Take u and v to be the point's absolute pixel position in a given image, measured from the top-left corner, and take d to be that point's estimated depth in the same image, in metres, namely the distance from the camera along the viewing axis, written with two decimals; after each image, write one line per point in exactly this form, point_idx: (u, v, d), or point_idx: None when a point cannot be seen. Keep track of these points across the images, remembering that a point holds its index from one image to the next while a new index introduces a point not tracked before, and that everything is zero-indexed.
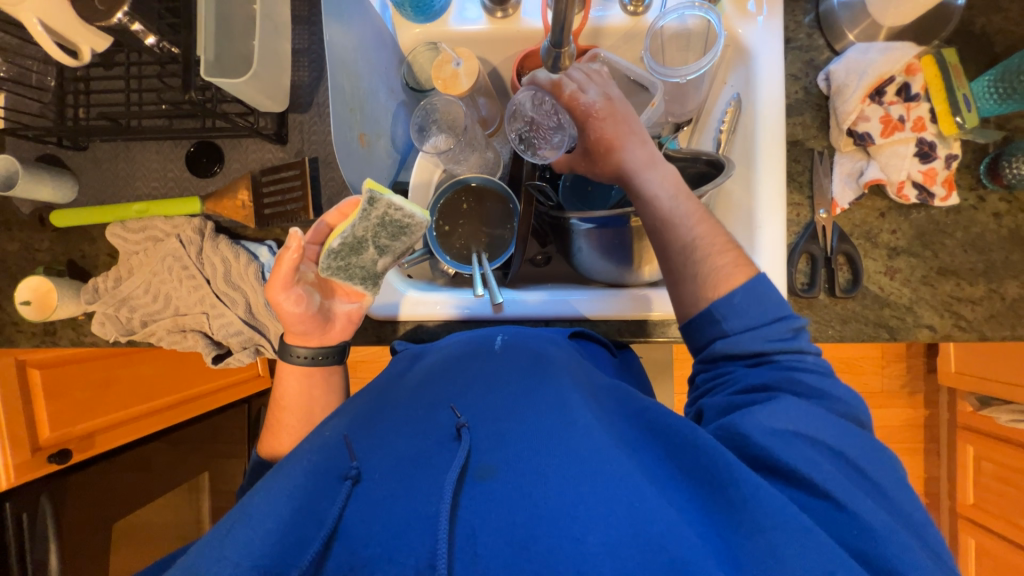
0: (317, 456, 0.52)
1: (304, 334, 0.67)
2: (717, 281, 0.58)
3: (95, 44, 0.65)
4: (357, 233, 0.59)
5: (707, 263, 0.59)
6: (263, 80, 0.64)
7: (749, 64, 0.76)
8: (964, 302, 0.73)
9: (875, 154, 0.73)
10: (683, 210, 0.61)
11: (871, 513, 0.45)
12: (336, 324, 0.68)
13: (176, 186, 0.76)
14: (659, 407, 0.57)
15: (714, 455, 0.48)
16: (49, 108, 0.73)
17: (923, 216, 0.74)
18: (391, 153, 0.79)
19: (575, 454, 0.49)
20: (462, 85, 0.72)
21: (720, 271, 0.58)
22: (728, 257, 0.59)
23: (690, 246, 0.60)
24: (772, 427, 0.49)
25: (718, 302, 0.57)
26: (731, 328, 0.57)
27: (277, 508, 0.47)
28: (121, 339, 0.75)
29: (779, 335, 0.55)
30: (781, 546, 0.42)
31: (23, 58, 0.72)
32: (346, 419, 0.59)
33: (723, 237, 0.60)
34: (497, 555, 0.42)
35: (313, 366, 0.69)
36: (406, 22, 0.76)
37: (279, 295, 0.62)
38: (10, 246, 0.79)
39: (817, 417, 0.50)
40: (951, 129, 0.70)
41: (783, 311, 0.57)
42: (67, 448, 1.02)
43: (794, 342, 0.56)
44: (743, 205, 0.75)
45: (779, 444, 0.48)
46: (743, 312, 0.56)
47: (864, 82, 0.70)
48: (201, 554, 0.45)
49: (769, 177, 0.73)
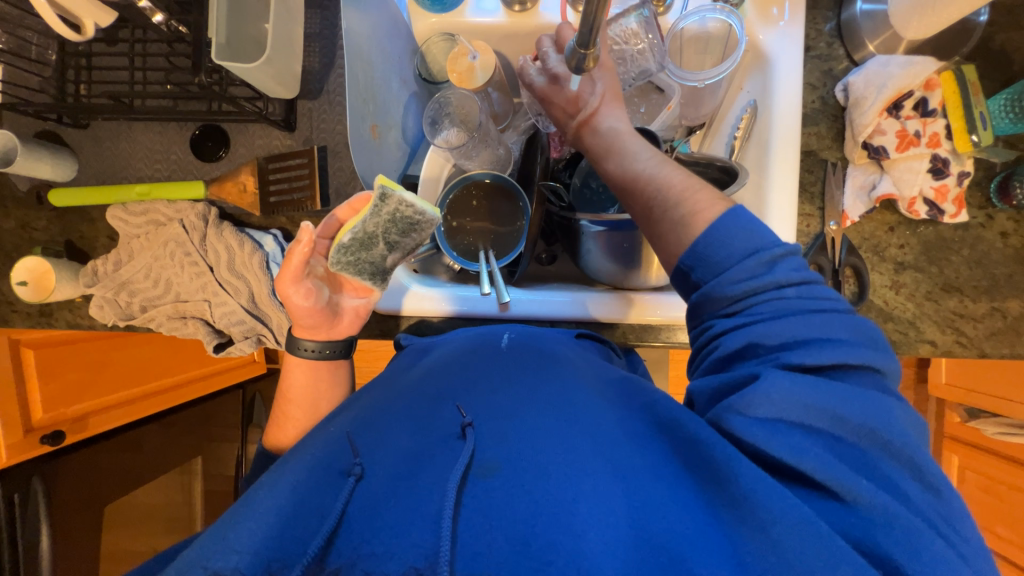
0: (321, 451, 0.52)
1: (312, 328, 0.67)
2: (682, 231, 0.56)
3: (99, 19, 0.63)
4: (367, 229, 0.58)
5: (666, 219, 0.58)
6: (276, 65, 0.62)
7: (767, 71, 0.75)
8: (967, 319, 0.74)
9: (888, 168, 0.72)
10: (635, 170, 0.62)
11: (873, 503, 0.42)
12: (343, 319, 0.68)
13: (179, 170, 0.74)
14: (666, 399, 0.56)
15: (714, 451, 0.47)
16: (49, 83, 0.71)
17: (931, 231, 0.74)
18: (401, 145, 0.78)
19: (573, 445, 0.49)
20: (477, 80, 0.71)
21: (679, 223, 0.57)
22: (685, 208, 0.57)
23: (652, 204, 0.60)
24: (762, 412, 0.46)
25: (684, 254, 0.56)
26: (702, 278, 0.54)
27: (279, 501, 0.46)
28: (120, 323, 0.74)
29: (748, 272, 0.52)
30: (782, 542, 0.41)
31: (22, 30, 0.70)
32: (353, 413, 0.59)
33: (687, 183, 0.59)
34: (500, 552, 0.42)
35: (318, 360, 0.68)
36: (422, 10, 0.74)
37: (290, 290, 0.62)
38: (5, 224, 0.77)
39: (807, 385, 0.46)
40: (966, 147, 0.70)
41: (756, 242, 0.53)
42: (60, 429, 1.01)
43: (768, 276, 0.51)
44: (755, 199, 0.75)
45: (771, 429, 0.46)
46: (709, 258, 0.54)
47: (883, 95, 0.69)
48: (204, 548, 0.44)
49: (783, 171, 0.72)
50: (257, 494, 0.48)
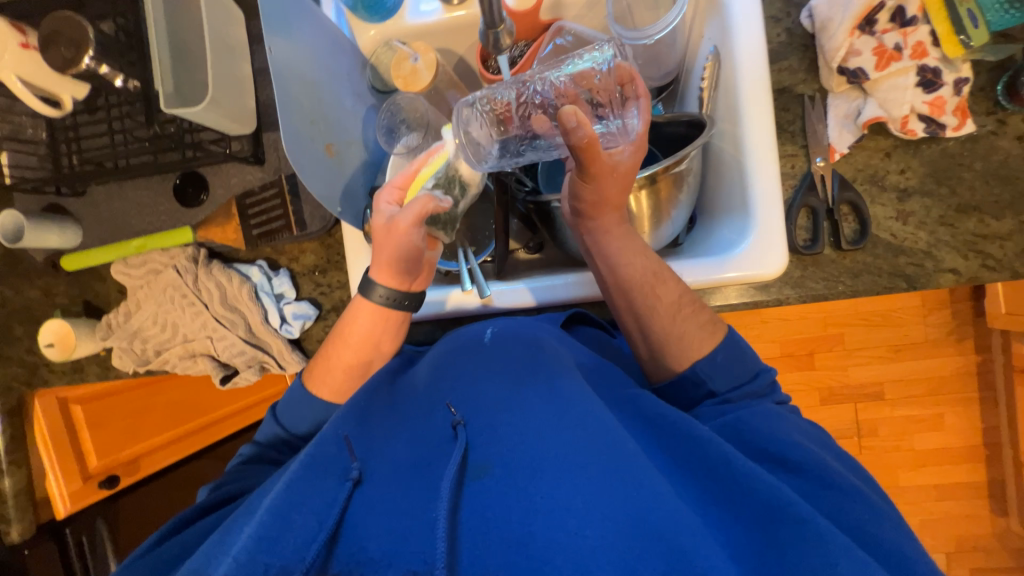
0: (317, 448, 0.51)
1: (401, 272, 0.63)
2: (687, 354, 0.61)
3: (75, 92, 0.70)
4: (448, 172, 0.66)
5: (672, 337, 0.62)
6: (222, 104, 0.66)
7: (722, 12, 0.71)
8: (991, 239, 0.66)
9: (871, 90, 0.67)
10: (637, 280, 0.63)
11: (864, 514, 0.48)
12: (422, 271, 0.66)
13: (155, 222, 0.75)
14: (649, 395, 0.58)
15: (715, 448, 0.50)
16: (46, 160, 0.76)
17: (935, 150, 0.68)
18: (368, 160, 0.77)
19: (566, 441, 0.48)
20: (423, 79, 0.73)
21: (682, 340, 0.62)
22: (706, 317, 0.63)
23: (654, 329, 0.63)
24: (762, 431, 0.54)
25: (702, 364, 0.61)
26: (717, 388, 0.61)
27: (271, 504, 0.46)
28: (140, 368, 0.79)
29: (760, 390, 0.61)
30: (786, 539, 0.43)
31: (14, 116, 0.75)
32: (344, 411, 0.57)
33: (695, 301, 0.64)
34: (497, 555, 0.43)
35: (392, 308, 0.65)
36: (361, 22, 0.76)
37: (406, 230, 0.59)
38: (32, 293, 0.84)
39: (796, 426, 0.57)
40: (956, 51, 0.64)
41: (757, 365, 0.62)
42: (115, 473, 1.12)
43: (771, 395, 0.62)
44: (734, 165, 0.71)
45: (771, 438, 0.53)
46: (731, 377, 0.61)
47: (850, 12, 0.64)
48: (206, 554, 0.45)
49: (758, 129, 0.68)
50: (252, 509, 0.49)
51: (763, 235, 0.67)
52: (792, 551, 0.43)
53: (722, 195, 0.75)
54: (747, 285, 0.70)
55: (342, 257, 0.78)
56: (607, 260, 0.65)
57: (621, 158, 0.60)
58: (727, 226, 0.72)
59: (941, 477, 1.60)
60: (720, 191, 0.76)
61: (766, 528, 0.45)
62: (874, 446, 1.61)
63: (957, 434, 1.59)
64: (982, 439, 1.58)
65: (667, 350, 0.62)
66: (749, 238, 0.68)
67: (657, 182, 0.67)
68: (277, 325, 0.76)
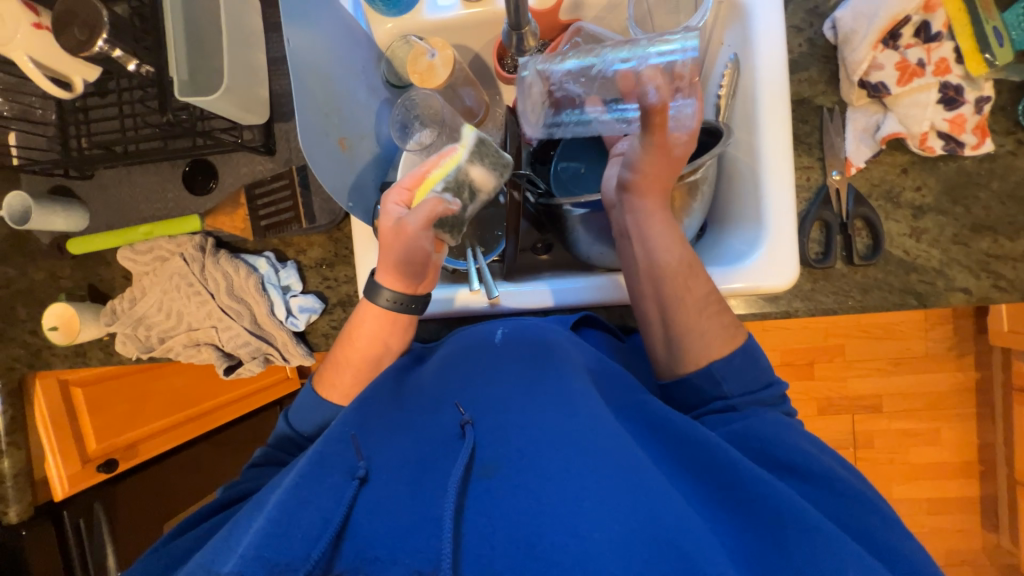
0: (326, 446, 0.52)
1: (405, 276, 0.63)
2: (699, 357, 0.60)
3: (86, 75, 0.69)
4: (458, 176, 0.62)
5: (691, 339, 0.60)
6: (236, 93, 0.65)
7: (745, 20, 0.70)
8: (1004, 260, 0.66)
9: (892, 105, 0.66)
10: (674, 262, 0.62)
11: (868, 529, 0.48)
12: (428, 275, 0.65)
13: (162, 209, 0.74)
14: (656, 401, 0.57)
15: (723, 456, 0.50)
16: (54, 141, 0.75)
17: (952, 168, 0.67)
18: (379, 155, 0.76)
19: (574, 445, 0.48)
20: (439, 76, 0.72)
21: (697, 343, 0.60)
22: (727, 318, 0.61)
23: (675, 327, 0.61)
24: (768, 440, 0.54)
25: (719, 363, 0.58)
26: (729, 390, 0.59)
27: (277, 502, 0.46)
28: (143, 355, 0.79)
29: (772, 399, 0.60)
30: (796, 550, 0.43)
31: (24, 96, 0.75)
32: (352, 410, 0.57)
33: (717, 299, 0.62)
34: (503, 556, 0.42)
35: (397, 311, 0.64)
36: (378, 16, 0.75)
37: (413, 233, 0.58)
38: (37, 275, 0.84)
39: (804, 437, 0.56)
40: (979, 68, 0.63)
41: (770, 375, 0.61)
42: (113, 457, 1.11)
43: (780, 407, 0.61)
44: (748, 175, 0.70)
45: (779, 448, 0.53)
46: (741, 382, 0.59)
47: (875, 26, 0.64)
48: (215, 549, 0.45)
49: (775, 140, 0.67)
50: (260, 504, 0.49)
51: (773, 246, 0.67)
52: (800, 562, 0.42)
53: (733, 204, 0.74)
54: (755, 296, 0.69)
55: (350, 251, 0.77)
56: (648, 236, 0.64)
57: (677, 143, 0.62)
58: (738, 235, 0.71)
59: (935, 491, 1.61)
60: (731, 200, 0.75)
61: (774, 537, 0.44)
62: (871, 458, 1.62)
63: (953, 449, 1.59)
64: (978, 455, 1.59)
65: (677, 353, 0.61)
66: (764, 246, 0.67)
67: (671, 190, 0.67)
68: (283, 318, 0.75)
